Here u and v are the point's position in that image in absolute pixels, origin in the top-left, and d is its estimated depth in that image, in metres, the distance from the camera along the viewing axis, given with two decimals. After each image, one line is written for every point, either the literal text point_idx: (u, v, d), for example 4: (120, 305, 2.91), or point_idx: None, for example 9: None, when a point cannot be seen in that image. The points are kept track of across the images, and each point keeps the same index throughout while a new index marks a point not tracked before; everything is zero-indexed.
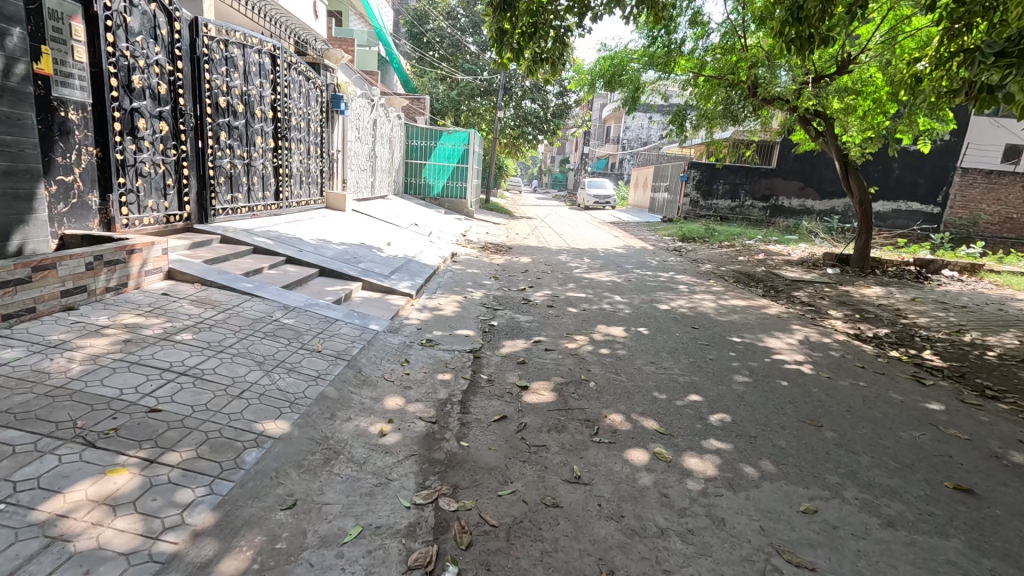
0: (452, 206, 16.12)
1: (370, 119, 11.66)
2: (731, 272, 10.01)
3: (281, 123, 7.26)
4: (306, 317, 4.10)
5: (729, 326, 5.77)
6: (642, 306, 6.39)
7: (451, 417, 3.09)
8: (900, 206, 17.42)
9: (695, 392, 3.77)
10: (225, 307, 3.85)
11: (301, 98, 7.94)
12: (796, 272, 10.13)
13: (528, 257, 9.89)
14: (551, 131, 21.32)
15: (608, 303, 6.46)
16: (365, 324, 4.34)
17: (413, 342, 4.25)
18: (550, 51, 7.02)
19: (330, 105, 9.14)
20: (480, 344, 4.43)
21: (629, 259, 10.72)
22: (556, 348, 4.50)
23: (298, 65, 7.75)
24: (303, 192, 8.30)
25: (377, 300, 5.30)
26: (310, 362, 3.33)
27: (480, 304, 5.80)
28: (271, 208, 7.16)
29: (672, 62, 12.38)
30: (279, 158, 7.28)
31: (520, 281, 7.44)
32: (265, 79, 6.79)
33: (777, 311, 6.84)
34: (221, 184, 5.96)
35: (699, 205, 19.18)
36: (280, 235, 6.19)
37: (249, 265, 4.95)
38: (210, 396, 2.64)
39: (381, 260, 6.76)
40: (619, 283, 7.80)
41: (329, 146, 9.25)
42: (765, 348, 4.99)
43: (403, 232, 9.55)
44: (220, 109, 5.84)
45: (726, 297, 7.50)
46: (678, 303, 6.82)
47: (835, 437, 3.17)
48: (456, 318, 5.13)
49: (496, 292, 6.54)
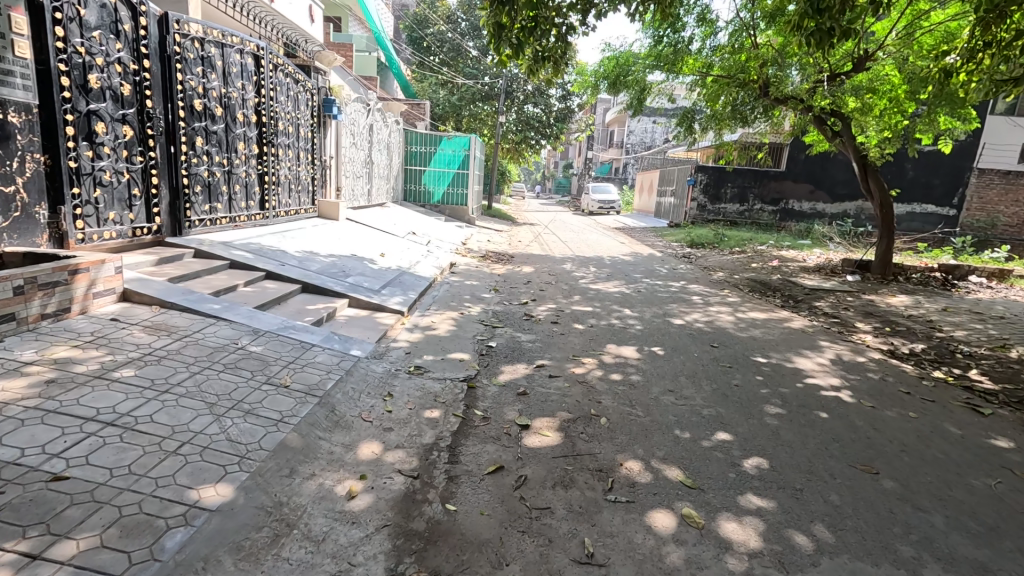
0: (453, 213, 15.68)
1: (366, 125, 11.24)
2: (745, 281, 9.50)
3: (266, 128, 6.82)
4: (277, 343, 3.61)
5: (751, 344, 5.26)
6: (654, 321, 5.89)
7: (437, 469, 2.59)
8: (915, 208, 16.88)
9: (722, 428, 3.26)
10: (182, 333, 3.37)
11: (289, 101, 7.51)
12: (814, 280, 9.61)
13: (530, 266, 9.42)
14: (554, 136, 20.87)
15: (617, 317, 5.95)
16: (346, 350, 3.85)
17: (399, 370, 3.75)
18: (552, 50, 6.71)
19: (321, 109, 8.73)
20: (476, 371, 3.93)
21: (636, 267, 10.24)
22: (562, 375, 3.99)
23: (285, 66, 7.31)
24: (292, 201, 7.86)
25: (365, 319, 4.82)
26: (275, 402, 2.84)
27: (477, 322, 5.30)
28: (254, 218, 6.71)
29: (679, 62, 11.91)
30: (264, 164, 6.84)
31: (522, 293, 6.95)
32: (247, 81, 6.36)
33: (800, 324, 6.30)
34: (197, 193, 5.52)
35: (707, 209, 18.71)
36: (261, 248, 5.74)
37: (220, 283, 4.48)
38: (138, 453, 2.16)
39: (371, 273, 6.28)
40: (628, 295, 7.30)
41: (320, 153, 8.82)
42: (795, 371, 4.47)
43: (400, 242, 9.10)
44: (195, 112, 5.41)
45: (744, 309, 6.98)
46: (693, 317, 6.30)
47: (896, 489, 2.65)
48: (451, 339, 4.64)
49: (495, 306, 6.06)
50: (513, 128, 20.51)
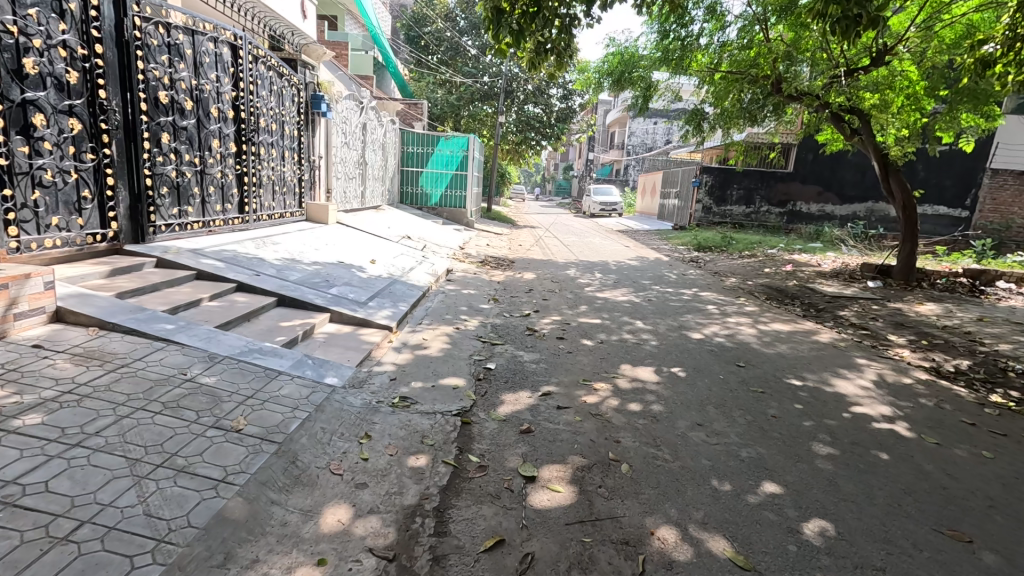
0: (451, 216, 15.15)
1: (359, 124, 10.71)
2: (760, 287, 8.94)
3: (245, 125, 6.27)
4: (236, 371, 3.04)
5: (781, 362, 4.70)
6: (670, 336, 5.33)
7: (419, 545, 2.02)
8: (927, 211, 16.33)
9: (769, 476, 2.69)
10: (118, 363, 2.81)
11: (271, 96, 6.96)
12: (834, 286, 9.03)
13: (532, 272, 8.87)
14: (555, 136, 20.26)
15: (629, 331, 5.39)
16: (320, 377, 3.30)
17: (382, 402, 3.20)
18: (555, 43, 6.29)
19: (309, 106, 8.21)
20: (472, 401, 3.37)
21: (644, 272, 9.69)
22: (571, 405, 3.42)
23: (267, 59, 6.77)
24: (276, 204, 7.32)
25: (348, 338, 4.28)
26: (219, 455, 2.27)
27: (474, 338, 4.74)
28: (232, 223, 6.17)
29: (686, 58, 11.41)
30: (243, 164, 6.30)
31: (523, 304, 6.40)
32: (223, 73, 5.82)
33: (830, 338, 5.73)
34: (163, 195, 4.99)
35: (712, 211, 18.16)
36: (235, 256, 5.19)
37: (180, 297, 3.93)
38: (10, 545, 1.61)
39: (359, 283, 5.74)
40: (638, 304, 6.74)
41: (308, 152, 8.28)
42: (838, 396, 3.91)
43: (392, 247, 8.55)
44: (161, 105, 4.86)
45: (766, 320, 6.42)
46: (712, 330, 5.74)
47: (1001, 567, 2.09)
48: (445, 360, 4.09)
49: (494, 319, 5.50)
50: (513, 129, 20.01)
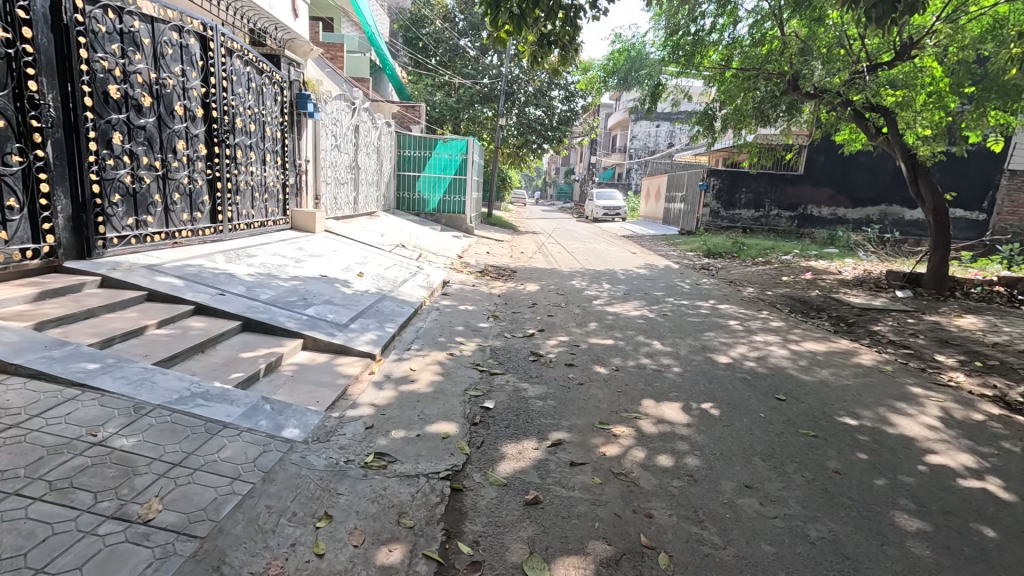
0: (450, 222, 14.55)
1: (351, 125, 10.11)
2: (781, 298, 8.30)
3: (217, 124, 5.66)
4: (166, 428, 2.41)
5: (826, 393, 4.05)
6: (694, 360, 4.70)
7: None
8: None
9: (854, 572, 2.05)
10: (8, 422, 2.20)
11: (248, 94, 6.33)
12: (861, 296, 8.38)
13: (535, 283, 8.25)
14: (557, 139, 19.67)
15: (646, 355, 4.74)
16: (277, 429, 2.66)
17: (352, 461, 2.55)
18: (559, 35, 5.68)
19: (295, 106, 7.63)
20: (465, 458, 2.72)
21: (656, 282, 9.06)
22: (588, 460, 2.78)
23: (242, 52, 6.14)
24: (255, 211, 6.71)
25: (322, 370, 3.65)
26: (108, 567, 1.64)
27: (471, 366, 4.10)
28: (202, 233, 5.56)
29: (697, 55, 10.83)
30: (215, 168, 5.69)
31: (526, 321, 5.75)
32: (190, 66, 5.22)
33: (873, 360, 5.07)
34: (116, 204, 4.38)
35: (720, 215, 17.51)
36: (199, 272, 4.58)
37: (118, 326, 3.29)
38: None
39: (341, 300, 5.12)
40: (653, 320, 6.10)
41: (293, 155, 7.67)
42: (906, 441, 3.25)
43: (383, 256, 7.92)
44: (111, 101, 4.25)
45: (796, 338, 5.79)
46: (740, 351, 5.09)
47: None
48: (435, 398, 3.44)
49: (494, 341, 4.86)
50: (513, 132, 19.44)
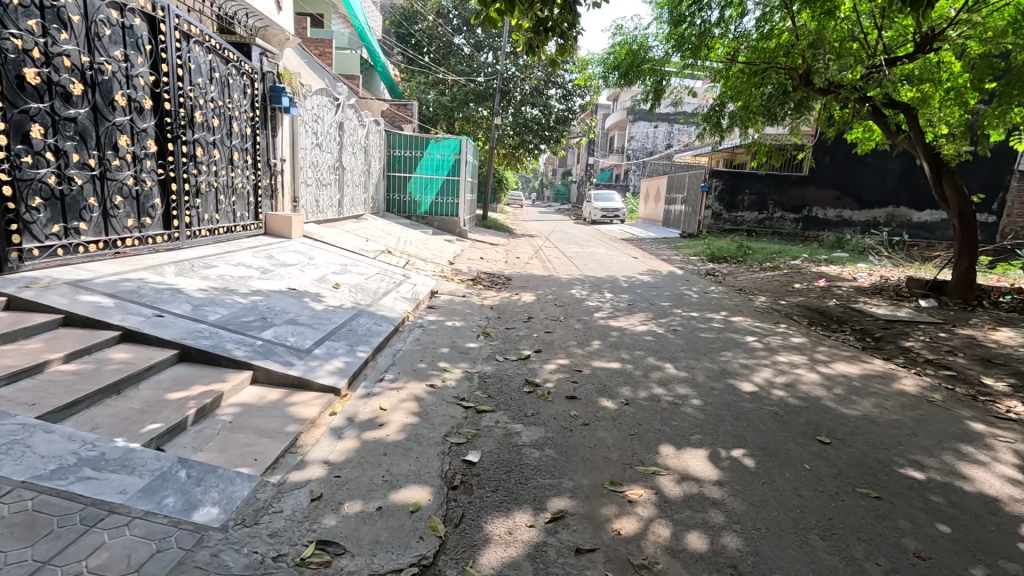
0: (442, 225, 13.89)
1: (333, 123, 9.45)
2: (797, 308, 7.69)
3: (171, 117, 4.99)
4: (22, 522, 1.76)
5: (876, 432, 3.41)
6: (715, 389, 4.06)
7: None
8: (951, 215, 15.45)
9: None
10: None
11: (210, 84, 5.67)
12: (882, 306, 7.76)
13: (531, 293, 7.61)
14: (554, 139, 18.87)
15: (658, 383, 4.09)
16: (186, 510, 2.01)
17: (283, 558, 1.90)
18: (557, 21, 5.04)
19: (269, 100, 6.99)
20: (437, 543, 2.08)
21: (661, 291, 8.43)
22: (597, 546, 2.14)
23: (201, 38, 5.47)
24: (220, 216, 6.04)
25: (270, 413, 2.99)
26: None
27: (453, 402, 3.45)
28: (152, 241, 4.89)
29: (703, 48, 10.21)
30: (169, 167, 5.03)
31: (520, 340, 5.09)
32: (136, 50, 4.56)
33: (917, 386, 4.45)
34: (35, 209, 3.71)
35: (723, 218, 16.92)
36: (136, 288, 3.91)
37: (9, 362, 2.63)
38: None
39: (309, 318, 4.47)
40: (663, 338, 5.47)
41: (266, 154, 7.02)
42: (992, 503, 2.63)
43: (366, 264, 7.27)
44: (28, 87, 3.59)
45: (824, 357, 5.17)
46: (765, 376, 4.46)
47: None
48: (406, 450, 2.79)
49: (483, 367, 4.21)
50: (509, 132, 18.76)
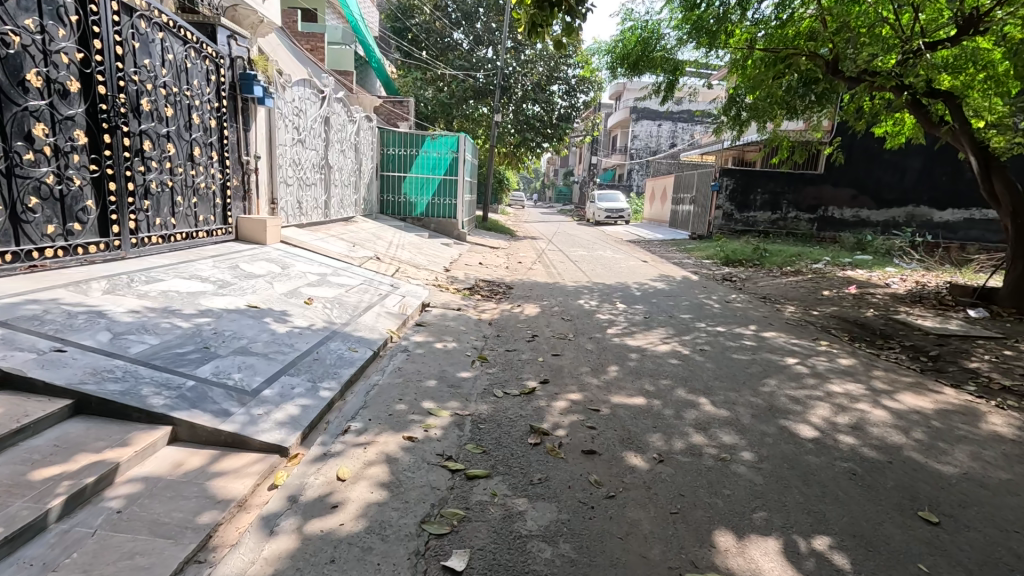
0: (440, 227, 13.09)
1: (318, 117, 8.64)
2: (832, 320, 6.87)
3: (106, 103, 4.19)
4: None
5: (993, 503, 2.59)
6: (769, 435, 3.23)
7: None
8: (974, 215, 14.71)
9: None
10: None
11: (161, 66, 4.86)
12: (929, 317, 6.93)
13: (535, 304, 6.82)
14: (557, 137, 18.02)
15: (696, 429, 3.27)
16: None
17: None
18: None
19: (239, 89, 6.20)
20: None
21: (678, 300, 7.63)
22: None
23: (147, 11, 4.66)
24: (177, 220, 5.22)
25: (181, 493, 2.17)
26: None
27: (437, 465, 2.64)
28: (82, 251, 4.10)
29: (720, 35, 9.40)
30: (106, 163, 4.23)
31: (523, 367, 4.27)
32: (55, 20, 3.78)
33: (1009, 425, 3.64)
34: None
35: (734, 218, 16.09)
36: (38, 312, 3.10)
37: None
38: None
39: (265, 345, 3.66)
40: (691, 362, 4.65)
41: (235, 151, 6.23)
42: None
43: (349, 273, 6.48)
44: None
45: (885, 386, 4.35)
46: (824, 414, 3.64)
47: None
48: (364, 551, 1.98)
49: (478, 408, 3.39)
50: (510, 129, 17.83)
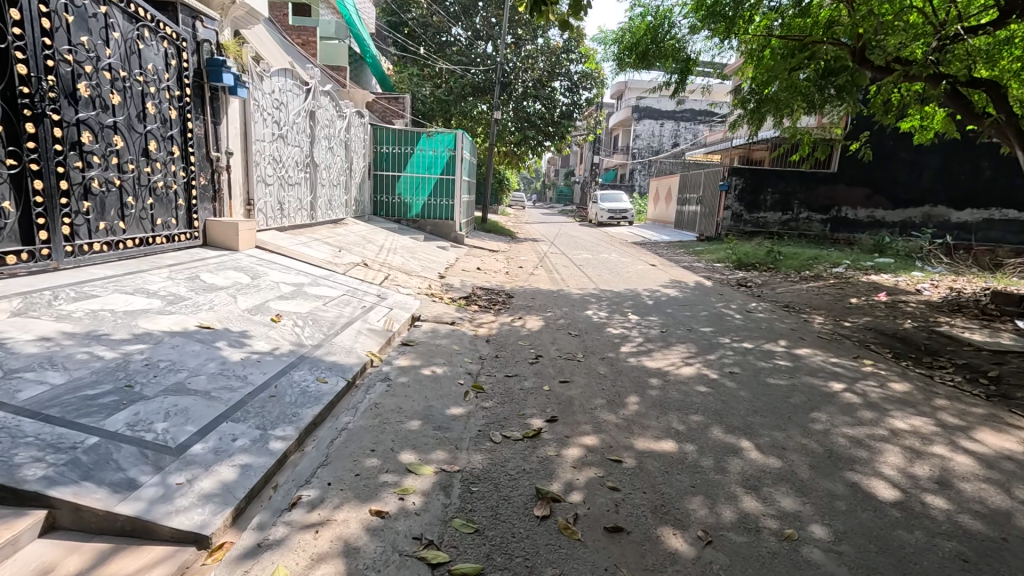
0: (435, 229, 12.40)
1: (301, 110, 7.93)
2: (868, 333, 6.16)
3: (26, 84, 3.52)
4: None
5: None
6: (840, 498, 2.54)
7: None
8: (994, 214, 14.06)
9: None
10: None
11: (103, 44, 4.18)
12: (975, 330, 6.22)
13: (538, 316, 6.13)
14: (559, 136, 17.29)
15: (747, 489, 2.58)
16: None
17: None
18: None
19: (205, 76, 5.53)
20: None
21: (696, 310, 6.94)
22: None
23: None
24: (126, 223, 4.54)
25: None
26: None
27: (410, 559, 1.94)
28: None
29: (736, 23, 8.69)
30: (28, 157, 3.56)
31: (526, 399, 3.58)
32: None
33: None
34: None
35: (744, 218, 15.31)
36: None
37: None
38: None
39: (208, 378, 2.97)
40: (723, 390, 3.96)
41: (201, 145, 5.54)
42: None
43: (330, 282, 5.80)
44: None
45: (956, 420, 3.64)
46: (897, 463, 2.94)
47: None
48: None
49: (470, 461, 2.70)
50: (510, 126, 17.10)
